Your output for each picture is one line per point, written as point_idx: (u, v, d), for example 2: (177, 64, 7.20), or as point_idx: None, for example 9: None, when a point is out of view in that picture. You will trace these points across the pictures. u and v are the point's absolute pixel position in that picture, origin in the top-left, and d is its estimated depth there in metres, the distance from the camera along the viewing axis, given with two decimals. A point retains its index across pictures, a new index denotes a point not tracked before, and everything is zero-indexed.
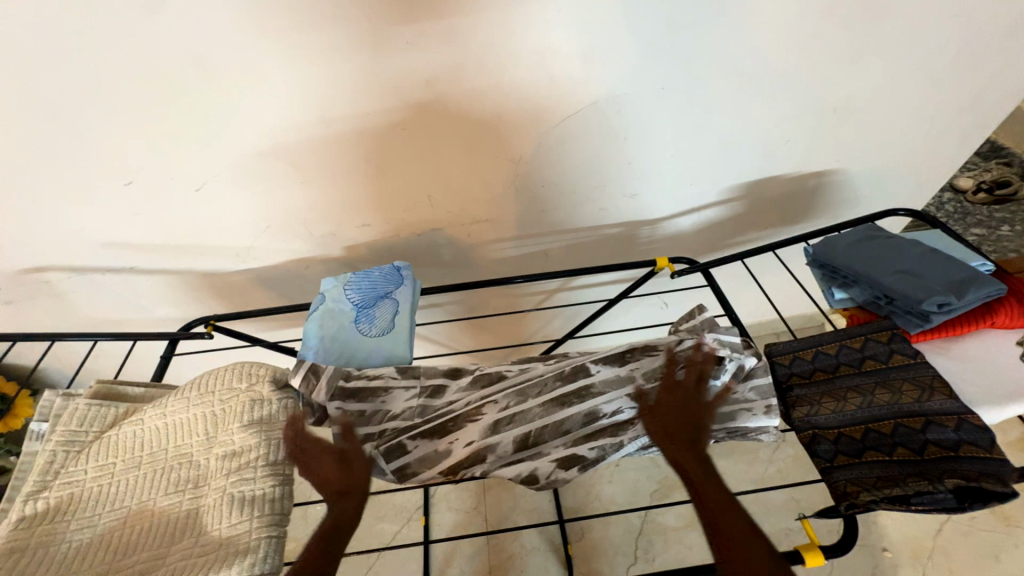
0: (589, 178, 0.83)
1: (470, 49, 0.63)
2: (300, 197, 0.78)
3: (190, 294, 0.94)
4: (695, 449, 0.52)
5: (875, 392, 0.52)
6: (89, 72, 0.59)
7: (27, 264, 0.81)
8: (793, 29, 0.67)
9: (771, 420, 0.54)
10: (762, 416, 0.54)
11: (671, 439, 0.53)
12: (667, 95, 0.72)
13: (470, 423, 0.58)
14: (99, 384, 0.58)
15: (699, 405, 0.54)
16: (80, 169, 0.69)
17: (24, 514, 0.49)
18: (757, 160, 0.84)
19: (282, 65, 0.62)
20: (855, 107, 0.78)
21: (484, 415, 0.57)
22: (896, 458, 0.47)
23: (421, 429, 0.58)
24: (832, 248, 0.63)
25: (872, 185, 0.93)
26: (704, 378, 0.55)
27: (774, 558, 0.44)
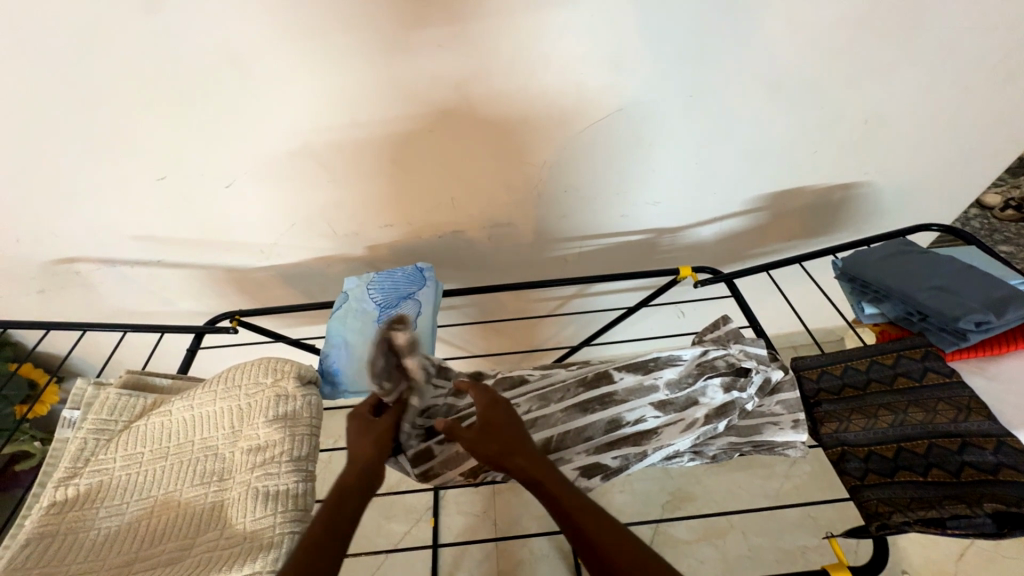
0: (611, 185, 0.83)
1: (497, 53, 0.63)
2: (325, 196, 0.79)
3: (214, 289, 0.95)
4: (529, 454, 0.49)
5: (908, 410, 0.51)
6: (128, 69, 0.61)
7: (60, 254, 0.84)
8: (825, 39, 0.66)
9: (799, 435, 0.53)
10: (790, 431, 0.53)
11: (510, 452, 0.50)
12: (694, 103, 0.72)
13: None
14: (128, 374, 0.59)
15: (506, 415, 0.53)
16: (114, 163, 0.71)
17: (56, 500, 0.51)
18: (782, 170, 0.83)
19: (315, 66, 0.63)
20: (886, 119, 0.77)
21: None
22: (930, 479, 0.46)
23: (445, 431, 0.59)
24: (863, 262, 0.62)
25: (900, 199, 0.92)
26: (730, 389, 0.55)
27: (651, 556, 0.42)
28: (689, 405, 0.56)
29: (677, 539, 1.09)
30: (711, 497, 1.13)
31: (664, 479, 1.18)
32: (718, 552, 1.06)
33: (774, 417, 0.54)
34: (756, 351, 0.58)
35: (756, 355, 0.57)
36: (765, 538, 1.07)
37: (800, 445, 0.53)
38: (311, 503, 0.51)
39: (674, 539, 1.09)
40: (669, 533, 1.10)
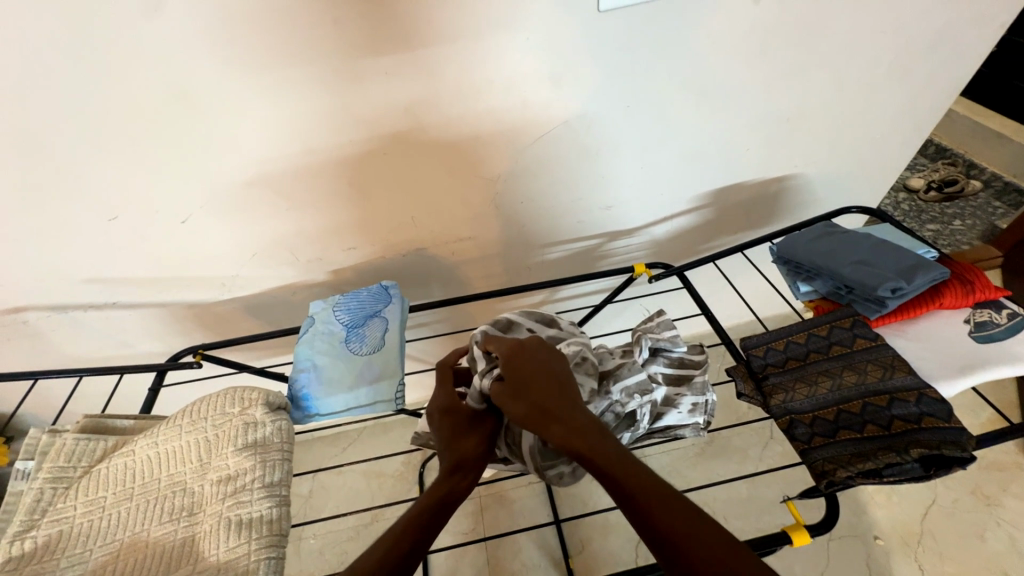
0: (566, 193, 0.87)
1: (441, 75, 0.67)
2: (286, 223, 0.80)
3: (175, 327, 0.93)
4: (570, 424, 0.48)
5: (843, 374, 0.55)
6: (73, 110, 0.61)
7: (5, 304, 0.80)
8: (742, 47, 0.73)
9: (693, 418, 0.61)
10: (684, 414, 0.61)
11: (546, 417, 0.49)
12: (633, 112, 0.77)
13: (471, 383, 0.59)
14: (87, 418, 0.58)
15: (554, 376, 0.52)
16: (63, 206, 0.70)
17: (11, 555, 0.48)
18: (720, 169, 0.90)
19: (266, 97, 0.64)
20: (805, 115, 0.85)
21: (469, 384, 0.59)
22: (867, 435, 0.50)
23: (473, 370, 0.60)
24: (793, 244, 0.68)
25: (828, 188, 1.00)
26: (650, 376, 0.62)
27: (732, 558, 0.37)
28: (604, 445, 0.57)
29: None
30: (693, 487, 1.16)
31: None
32: None
33: (678, 402, 0.61)
34: (676, 353, 0.65)
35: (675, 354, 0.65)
36: (747, 521, 1.10)
37: (693, 428, 0.61)
38: (287, 528, 0.51)
39: None
40: None
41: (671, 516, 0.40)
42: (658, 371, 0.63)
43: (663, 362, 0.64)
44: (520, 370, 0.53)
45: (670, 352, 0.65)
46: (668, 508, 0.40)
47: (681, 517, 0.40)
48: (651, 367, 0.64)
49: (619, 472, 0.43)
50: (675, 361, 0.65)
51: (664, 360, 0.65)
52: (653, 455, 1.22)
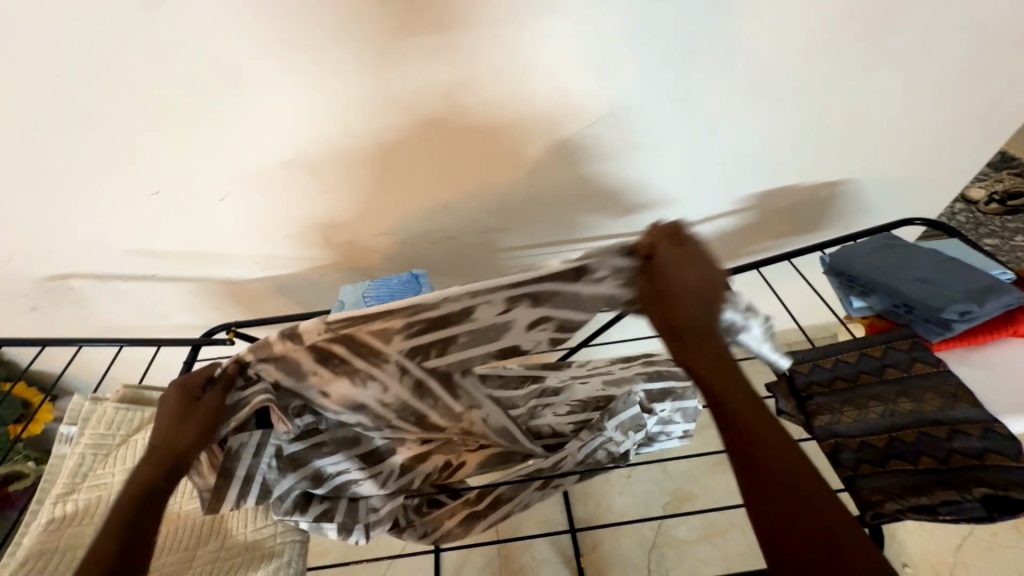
0: (602, 188, 0.84)
1: (484, 59, 0.64)
2: (320, 205, 0.80)
3: (209, 302, 0.95)
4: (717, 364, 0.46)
5: (897, 400, 0.52)
6: (123, 84, 0.62)
7: (54, 270, 0.83)
8: (804, 40, 0.68)
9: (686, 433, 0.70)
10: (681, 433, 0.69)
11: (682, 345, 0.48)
12: (681, 105, 0.73)
13: (389, 368, 0.53)
14: (126, 388, 0.60)
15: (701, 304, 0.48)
16: (109, 178, 0.71)
17: (54, 516, 0.51)
18: (768, 170, 0.85)
19: (308, 78, 0.64)
20: (867, 117, 0.79)
21: (393, 374, 0.54)
22: (920, 467, 0.47)
23: (390, 353, 0.52)
24: (850, 256, 0.64)
25: (885, 195, 0.94)
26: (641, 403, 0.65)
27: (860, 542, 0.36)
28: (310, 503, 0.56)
29: (679, 540, 1.10)
30: (713, 497, 1.13)
31: (663, 479, 1.18)
32: (718, 551, 1.07)
33: (642, 421, 0.64)
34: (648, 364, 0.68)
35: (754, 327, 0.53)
36: None
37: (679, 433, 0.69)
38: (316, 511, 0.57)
39: (675, 540, 1.10)
40: (670, 534, 1.10)
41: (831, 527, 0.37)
42: (639, 390, 0.66)
43: (643, 378, 0.67)
44: (664, 303, 0.49)
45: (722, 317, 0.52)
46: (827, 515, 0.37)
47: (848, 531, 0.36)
48: (632, 387, 0.66)
49: (776, 459, 0.40)
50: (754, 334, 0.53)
51: (642, 374, 0.67)
52: (672, 462, 1.20)
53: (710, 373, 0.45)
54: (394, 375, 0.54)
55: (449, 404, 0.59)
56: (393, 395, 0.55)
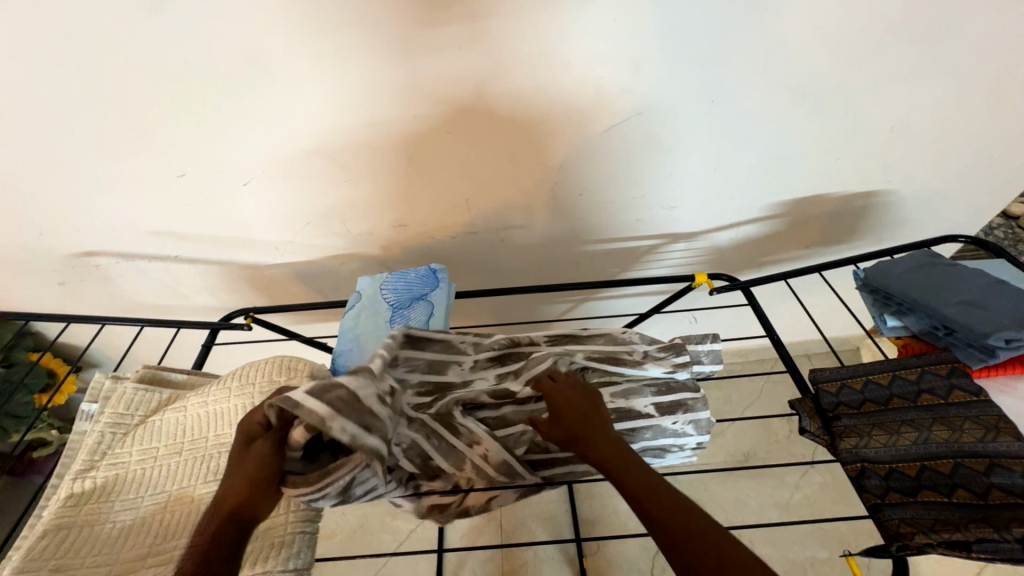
0: (626, 189, 0.82)
1: (513, 50, 0.62)
2: (341, 194, 0.79)
3: (229, 285, 0.96)
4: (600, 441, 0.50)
5: (932, 428, 0.50)
6: (151, 65, 0.61)
7: (82, 247, 0.85)
8: (853, 43, 0.65)
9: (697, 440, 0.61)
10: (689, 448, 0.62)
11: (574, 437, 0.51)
12: (714, 106, 0.71)
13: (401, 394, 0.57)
14: (145, 369, 0.60)
15: (576, 397, 0.54)
16: (138, 159, 0.72)
17: (73, 491, 0.52)
18: (801, 177, 0.82)
19: (334, 65, 0.63)
20: (912, 126, 0.75)
21: (404, 399, 0.57)
22: (955, 500, 0.45)
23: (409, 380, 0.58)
24: (886, 273, 0.62)
25: (923, 208, 0.90)
26: (665, 413, 0.61)
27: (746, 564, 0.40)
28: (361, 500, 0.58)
29: None
30: (721, 507, 1.12)
31: None
32: None
33: (640, 437, 0.60)
34: (657, 375, 0.62)
35: (707, 370, 0.65)
36: (775, 550, 1.06)
37: (691, 446, 0.62)
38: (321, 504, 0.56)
39: None
40: None
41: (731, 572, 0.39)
42: (646, 403, 0.61)
43: (651, 392, 0.61)
44: (571, 413, 0.53)
45: (672, 357, 0.64)
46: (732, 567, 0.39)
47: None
48: (636, 401, 0.61)
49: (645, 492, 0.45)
50: (701, 375, 0.65)
51: (651, 387, 0.62)
52: (681, 469, 1.19)
53: (617, 463, 0.48)
54: (406, 401, 0.57)
55: (450, 433, 0.58)
56: (405, 438, 0.56)
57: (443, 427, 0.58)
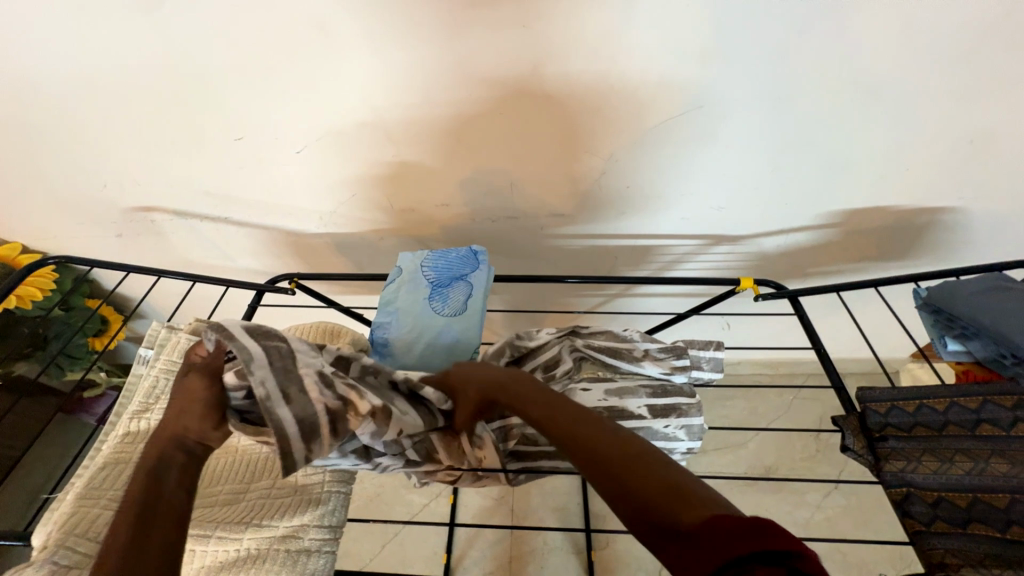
0: (674, 185, 0.80)
1: (577, 32, 0.61)
2: (388, 168, 0.80)
3: (273, 250, 0.99)
4: (526, 399, 0.51)
5: (990, 459, 0.47)
6: (220, 27, 0.63)
7: (140, 202, 0.89)
8: (944, 47, 0.60)
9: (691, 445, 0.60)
10: (680, 454, 0.60)
11: (505, 397, 0.52)
12: (781, 105, 0.67)
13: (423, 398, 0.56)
14: (197, 322, 0.62)
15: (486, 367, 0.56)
16: (200, 121, 0.74)
17: (131, 430, 0.56)
18: (863, 186, 0.78)
19: (396, 38, 0.63)
20: (995, 141, 0.70)
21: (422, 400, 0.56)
22: (1009, 537, 0.44)
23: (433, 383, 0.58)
24: (952, 293, 0.58)
25: (994, 229, 0.84)
26: (660, 415, 0.59)
27: (689, 502, 0.36)
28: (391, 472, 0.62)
29: None
30: None
31: None
32: None
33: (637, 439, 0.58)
34: (654, 376, 0.62)
35: (705, 376, 0.64)
36: None
37: (681, 451, 0.60)
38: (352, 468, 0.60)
39: None
40: None
41: (664, 502, 0.37)
42: (640, 405, 0.60)
43: (645, 393, 0.61)
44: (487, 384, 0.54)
45: (671, 360, 0.64)
46: (671, 500, 0.37)
47: (733, 515, 0.34)
48: (630, 401, 0.60)
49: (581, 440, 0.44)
50: (699, 382, 0.65)
51: (646, 388, 0.61)
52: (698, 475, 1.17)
53: (562, 427, 0.46)
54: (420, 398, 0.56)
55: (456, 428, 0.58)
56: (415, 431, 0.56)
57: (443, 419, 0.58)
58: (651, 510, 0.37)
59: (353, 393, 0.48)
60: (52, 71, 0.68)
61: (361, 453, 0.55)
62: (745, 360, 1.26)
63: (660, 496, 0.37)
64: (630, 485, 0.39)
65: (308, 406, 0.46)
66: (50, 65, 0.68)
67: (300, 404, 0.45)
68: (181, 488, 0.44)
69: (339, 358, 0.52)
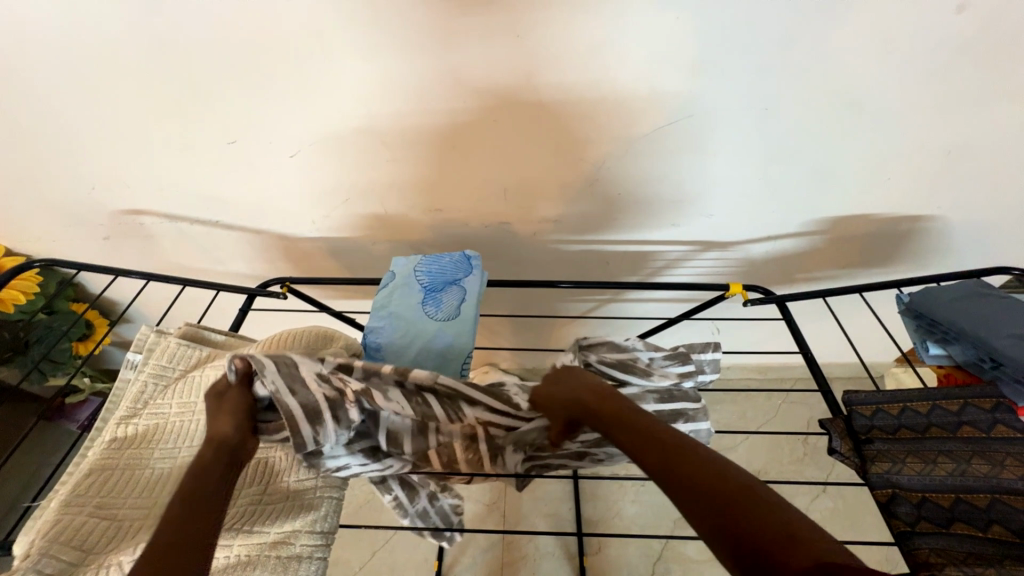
0: (665, 193, 0.81)
1: (571, 42, 0.62)
2: (382, 173, 0.80)
3: (264, 254, 0.99)
4: (613, 419, 0.47)
5: (971, 461, 0.49)
6: (214, 32, 0.63)
7: (128, 205, 0.88)
8: (923, 62, 0.62)
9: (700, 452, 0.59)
10: None
11: (589, 415, 0.49)
12: (768, 115, 0.69)
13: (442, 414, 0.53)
14: (189, 326, 0.63)
15: (574, 382, 0.52)
16: (191, 124, 0.74)
17: (118, 436, 0.55)
18: (848, 195, 0.80)
19: (392, 45, 0.63)
20: (972, 153, 0.73)
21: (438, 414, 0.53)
22: (990, 536, 0.45)
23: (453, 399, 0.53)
24: (933, 299, 0.60)
25: (972, 237, 0.87)
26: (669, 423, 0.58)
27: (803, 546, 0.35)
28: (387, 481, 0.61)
29: (686, 558, 1.09)
30: None
31: None
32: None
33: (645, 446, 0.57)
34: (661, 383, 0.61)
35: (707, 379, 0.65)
36: None
37: None
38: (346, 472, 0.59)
39: (682, 557, 1.09)
40: (678, 550, 1.10)
41: (774, 548, 0.35)
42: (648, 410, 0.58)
43: (653, 399, 0.59)
44: (577, 402, 0.50)
45: (677, 366, 0.63)
46: (802, 554, 0.35)
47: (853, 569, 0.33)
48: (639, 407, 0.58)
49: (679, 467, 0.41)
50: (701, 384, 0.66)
51: (653, 394, 0.60)
52: None
53: (659, 451, 0.43)
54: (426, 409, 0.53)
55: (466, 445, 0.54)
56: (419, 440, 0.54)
57: (444, 414, 0.53)
58: (762, 551, 0.35)
59: (348, 387, 0.51)
60: (40, 72, 0.68)
61: (368, 451, 0.55)
62: (735, 365, 1.28)
63: (774, 541, 0.35)
64: (751, 534, 0.36)
65: (310, 398, 0.49)
66: (38, 66, 0.67)
67: (303, 396, 0.49)
68: (221, 485, 0.45)
69: (340, 366, 0.52)
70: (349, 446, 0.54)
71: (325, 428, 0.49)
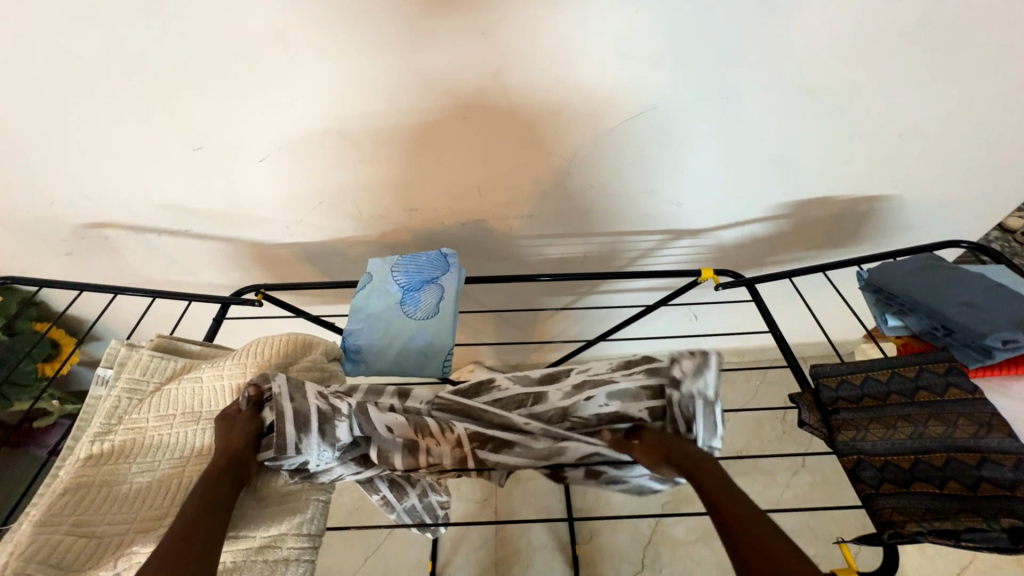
0: (635, 184, 0.83)
1: (534, 39, 0.63)
2: (353, 175, 0.80)
3: (237, 262, 0.97)
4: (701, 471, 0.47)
5: (927, 423, 0.52)
6: (171, 37, 0.61)
7: (91, 218, 0.85)
8: (870, 49, 0.65)
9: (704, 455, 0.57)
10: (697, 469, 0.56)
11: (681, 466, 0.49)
12: (728, 106, 0.72)
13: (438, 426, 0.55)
14: (160, 338, 0.62)
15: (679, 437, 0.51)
16: (150, 132, 0.72)
17: (93, 452, 0.53)
18: (809, 179, 0.83)
19: (354, 47, 0.63)
20: (920, 135, 0.77)
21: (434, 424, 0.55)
22: (946, 491, 0.47)
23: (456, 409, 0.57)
24: (890, 273, 0.64)
25: (926, 214, 0.91)
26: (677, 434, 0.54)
27: None
28: (374, 482, 0.60)
29: (675, 540, 1.11)
30: None
31: None
32: (714, 554, 1.09)
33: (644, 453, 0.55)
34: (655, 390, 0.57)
35: None
36: None
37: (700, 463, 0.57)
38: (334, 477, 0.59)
39: (671, 539, 1.12)
40: (667, 533, 1.12)
41: None
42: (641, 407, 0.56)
43: (648, 396, 0.57)
44: (680, 454, 0.49)
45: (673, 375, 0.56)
46: None
47: None
48: (631, 405, 0.56)
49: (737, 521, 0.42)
50: None
51: (646, 391, 0.57)
52: None
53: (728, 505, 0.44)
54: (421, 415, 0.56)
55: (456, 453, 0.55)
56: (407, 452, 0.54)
57: (437, 427, 0.55)
58: None
59: (342, 403, 0.54)
60: None
61: (360, 461, 0.55)
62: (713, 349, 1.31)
63: None
64: None
65: (304, 406, 0.52)
66: None
67: (299, 404, 0.52)
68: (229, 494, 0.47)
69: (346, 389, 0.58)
70: (340, 458, 0.54)
71: (309, 438, 0.51)
